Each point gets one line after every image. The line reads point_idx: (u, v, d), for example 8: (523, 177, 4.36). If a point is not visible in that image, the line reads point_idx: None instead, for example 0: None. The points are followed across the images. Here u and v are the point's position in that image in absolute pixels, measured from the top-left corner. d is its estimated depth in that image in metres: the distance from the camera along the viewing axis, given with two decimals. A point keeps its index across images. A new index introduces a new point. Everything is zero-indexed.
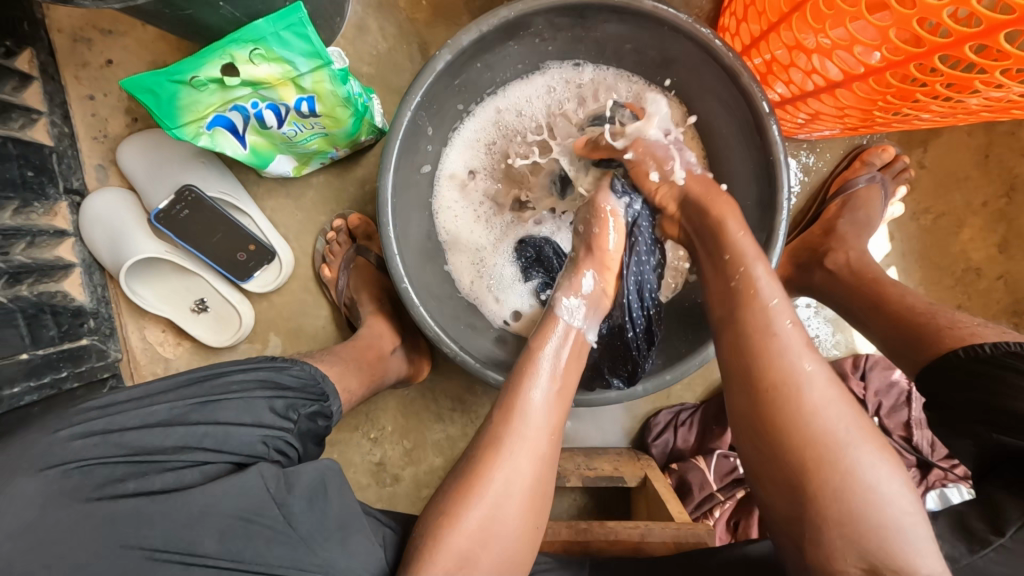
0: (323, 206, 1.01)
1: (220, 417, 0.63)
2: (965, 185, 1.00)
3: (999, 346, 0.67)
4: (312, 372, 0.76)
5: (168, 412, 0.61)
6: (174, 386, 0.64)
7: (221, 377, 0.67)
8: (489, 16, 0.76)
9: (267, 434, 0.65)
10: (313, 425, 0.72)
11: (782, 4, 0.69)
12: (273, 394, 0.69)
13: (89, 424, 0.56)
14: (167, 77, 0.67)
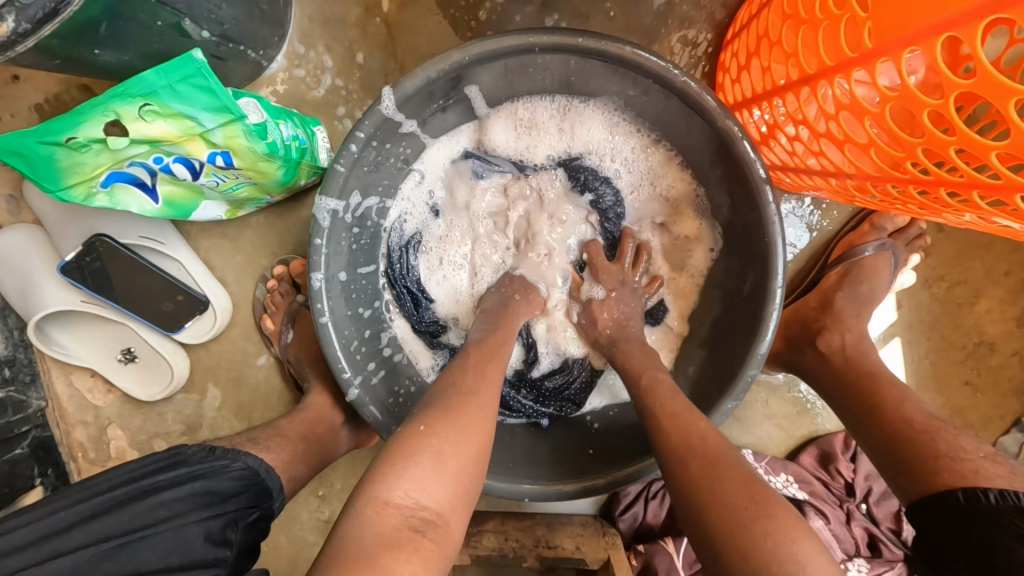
0: (265, 248, 0.90)
1: (135, 561, 0.54)
2: (988, 250, 0.88)
3: (1006, 497, 0.58)
4: (250, 468, 0.65)
5: (74, 563, 0.53)
6: (86, 521, 0.57)
7: (147, 501, 0.59)
8: (439, 60, 0.63)
9: (191, 569, 0.55)
10: (253, 534, 0.64)
11: (791, 67, 0.56)
12: (207, 511, 0.60)
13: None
14: (36, 138, 0.55)
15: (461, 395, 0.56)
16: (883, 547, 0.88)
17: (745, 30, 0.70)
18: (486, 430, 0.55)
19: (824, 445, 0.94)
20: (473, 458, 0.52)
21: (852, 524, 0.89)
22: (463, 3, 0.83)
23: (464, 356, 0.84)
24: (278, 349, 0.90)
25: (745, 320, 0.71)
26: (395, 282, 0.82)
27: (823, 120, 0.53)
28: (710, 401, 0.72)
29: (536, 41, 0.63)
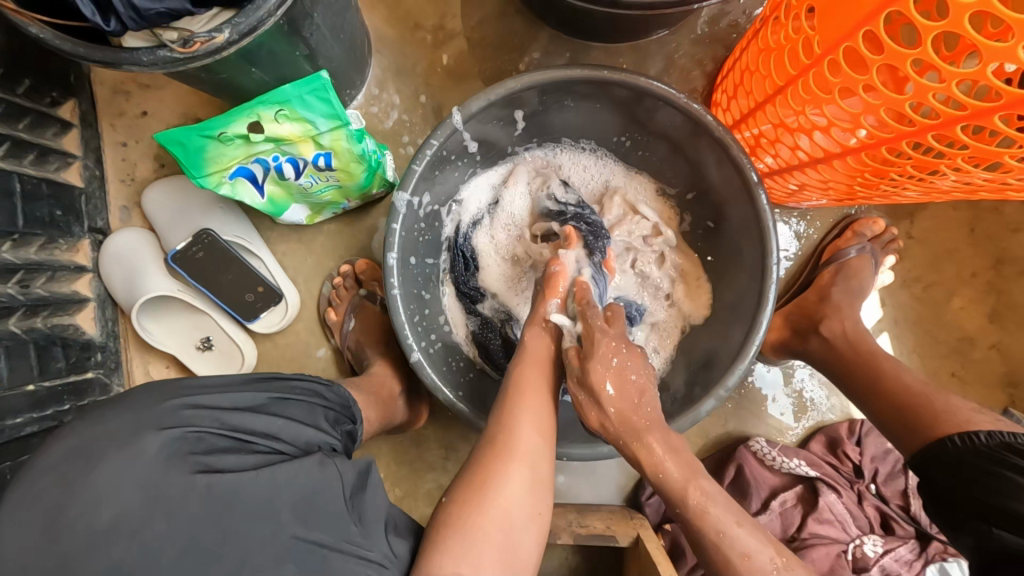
0: (333, 252, 1.05)
1: (290, 414, 0.66)
2: (955, 255, 1.03)
3: (995, 437, 0.69)
4: (345, 395, 0.79)
5: (252, 401, 0.64)
6: (250, 381, 0.68)
7: (285, 381, 0.71)
8: (498, 87, 0.82)
9: (324, 437, 0.68)
10: (348, 443, 0.75)
11: (767, 85, 0.75)
12: (325, 405, 0.73)
13: (195, 398, 0.60)
14: (197, 132, 0.72)
15: (500, 429, 0.66)
16: (896, 524, 0.94)
17: (731, 70, 0.90)
18: (527, 454, 0.64)
19: (830, 432, 1.03)
20: (530, 490, 0.63)
21: (866, 503, 0.96)
22: (507, 58, 1.05)
23: (491, 327, 0.98)
24: (337, 338, 1.02)
25: (750, 296, 0.85)
26: (450, 273, 0.98)
27: (795, 118, 0.70)
28: (724, 367, 0.84)
29: (571, 73, 0.82)
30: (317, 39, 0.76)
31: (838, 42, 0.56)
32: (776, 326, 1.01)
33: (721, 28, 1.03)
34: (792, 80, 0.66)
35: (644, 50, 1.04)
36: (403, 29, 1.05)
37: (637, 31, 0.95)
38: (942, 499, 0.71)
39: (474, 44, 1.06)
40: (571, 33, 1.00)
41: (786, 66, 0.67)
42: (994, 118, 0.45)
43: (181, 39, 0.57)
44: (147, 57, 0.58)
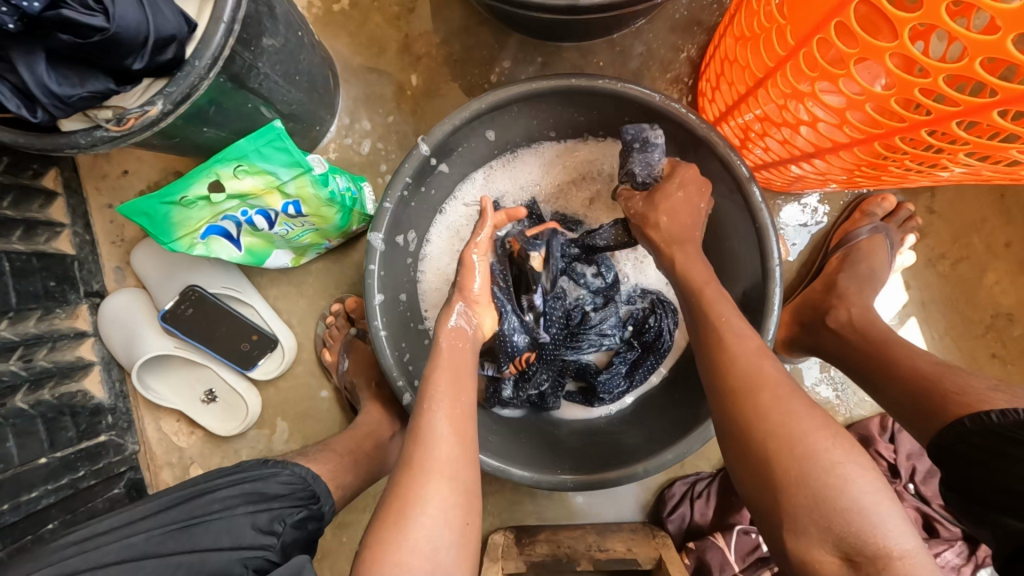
0: (323, 290, 1.04)
1: (196, 544, 0.64)
2: (983, 226, 0.94)
3: (1009, 415, 0.61)
4: (299, 476, 0.76)
5: (143, 546, 0.64)
6: (156, 513, 0.68)
7: (202, 498, 0.69)
8: (461, 110, 0.79)
9: (244, 556, 0.64)
10: (302, 532, 0.72)
11: (748, 78, 0.68)
12: (255, 507, 0.70)
13: (73, 564, 0.62)
14: (159, 200, 0.71)
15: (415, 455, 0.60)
16: (940, 525, 0.88)
17: (712, 60, 0.84)
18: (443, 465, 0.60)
19: (860, 430, 0.96)
20: (457, 529, 0.57)
21: (904, 505, 0.89)
22: (477, 71, 1.01)
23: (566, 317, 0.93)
24: (336, 377, 1.00)
25: (754, 302, 0.79)
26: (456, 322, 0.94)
27: (779, 112, 0.64)
28: None
29: (537, 86, 0.78)
30: (268, 87, 0.73)
31: (811, 34, 0.50)
32: (788, 324, 0.95)
33: (701, 10, 0.96)
34: (770, 73, 0.60)
35: (620, 45, 0.98)
36: (369, 55, 1.02)
37: (607, 27, 0.90)
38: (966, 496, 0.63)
39: (441, 61, 1.02)
40: (540, 37, 0.95)
41: (763, 57, 0.61)
42: (995, 113, 0.39)
43: (116, 116, 0.56)
44: (86, 139, 0.57)
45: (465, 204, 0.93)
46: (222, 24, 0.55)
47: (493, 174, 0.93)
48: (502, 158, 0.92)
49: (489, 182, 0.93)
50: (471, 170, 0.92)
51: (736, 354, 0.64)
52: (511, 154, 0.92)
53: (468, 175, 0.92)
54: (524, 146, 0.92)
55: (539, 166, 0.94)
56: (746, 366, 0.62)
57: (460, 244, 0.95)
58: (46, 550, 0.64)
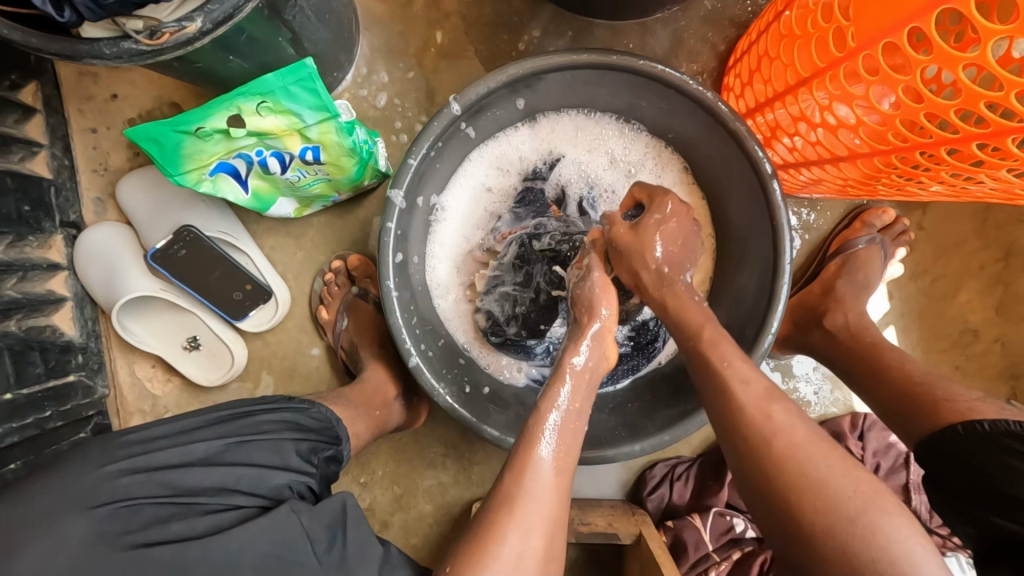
0: (323, 246, 1.00)
1: (251, 459, 0.61)
2: (963, 247, 1.00)
3: (999, 425, 0.67)
4: (328, 415, 0.73)
5: (206, 450, 0.59)
6: (210, 424, 0.63)
7: (251, 417, 0.66)
8: (497, 73, 0.76)
9: (293, 478, 0.62)
10: (329, 470, 0.70)
11: (789, 76, 0.69)
12: (299, 436, 0.67)
13: (134, 460, 0.56)
14: (172, 127, 0.66)
15: (516, 490, 0.58)
16: None
17: (747, 54, 0.84)
18: (539, 504, 0.57)
19: (832, 427, 1.02)
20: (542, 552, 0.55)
21: None
22: (505, 37, 0.98)
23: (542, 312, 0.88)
24: (331, 337, 0.98)
25: (757, 298, 0.82)
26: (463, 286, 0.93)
27: (817, 112, 0.66)
28: None
29: (576, 58, 0.77)
30: (300, 22, 0.69)
31: (880, 36, 0.51)
32: (782, 321, 0.99)
33: (733, 6, 0.97)
34: (818, 73, 0.61)
35: (651, 30, 0.98)
36: (394, 5, 0.98)
37: (644, 9, 0.89)
38: (949, 494, 0.69)
39: (469, 22, 0.98)
40: (575, 11, 0.93)
41: (812, 56, 0.63)
42: None
43: (148, 28, 0.51)
44: (110, 50, 0.52)
45: (490, 166, 0.92)
46: None
47: (520, 140, 0.92)
48: (534, 124, 0.91)
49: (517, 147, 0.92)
50: (499, 132, 0.90)
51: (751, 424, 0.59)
52: (545, 119, 0.91)
53: (496, 137, 0.91)
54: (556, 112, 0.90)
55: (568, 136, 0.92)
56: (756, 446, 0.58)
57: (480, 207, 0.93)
58: (85, 445, 0.57)
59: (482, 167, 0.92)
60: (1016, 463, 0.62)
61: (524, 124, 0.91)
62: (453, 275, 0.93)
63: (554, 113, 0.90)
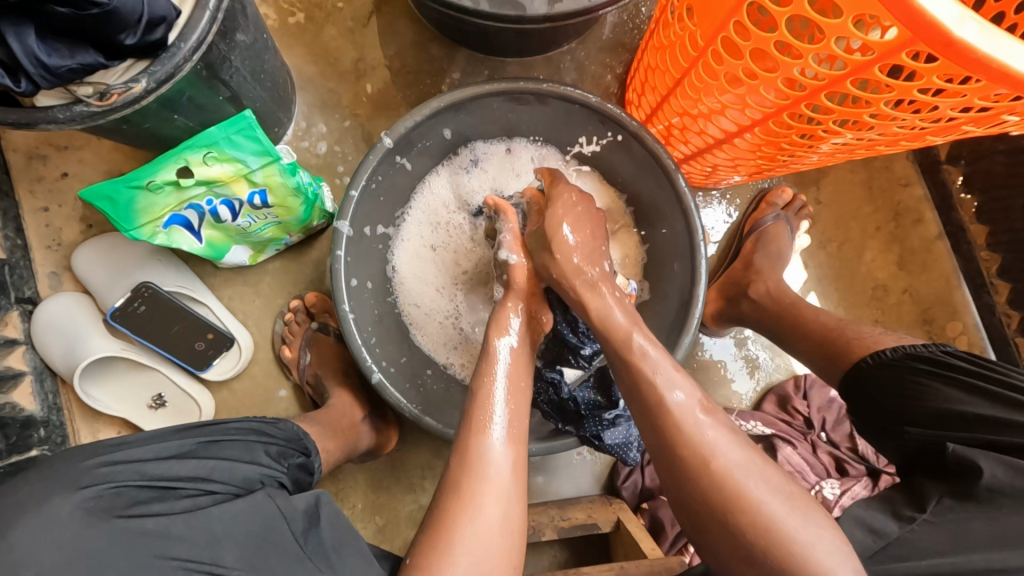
0: (281, 290, 1.05)
1: (223, 455, 0.66)
2: (858, 215, 1.14)
3: (900, 350, 0.77)
4: (294, 429, 0.79)
5: (177, 449, 0.63)
6: (176, 431, 0.66)
7: (219, 424, 0.70)
8: (421, 108, 0.86)
9: (264, 472, 0.68)
10: (298, 475, 0.75)
11: (667, 79, 0.82)
12: (266, 440, 0.73)
13: (111, 455, 0.58)
14: (124, 184, 0.72)
15: (460, 475, 0.63)
16: (848, 466, 1.01)
17: (637, 70, 0.98)
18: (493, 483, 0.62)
19: (779, 392, 1.10)
20: (503, 522, 0.60)
21: (819, 451, 1.03)
22: (429, 81, 1.10)
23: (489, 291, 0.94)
24: (296, 374, 1.01)
25: (683, 277, 0.91)
26: (417, 308, 0.99)
27: (694, 106, 0.77)
28: (672, 343, 0.89)
29: (489, 88, 0.88)
30: (237, 81, 0.77)
31: (716, 33, 0.63)
32: (714, 300, 1.08)
33: (624, 35, 1.12)
34: (685, 72, 0.73)
35: (558, 62, 1.11)
36: (325, 64, 1.08)
37: (546, 44, 1.02)
38: (867, 418, 0.78)
39: (395, 72, 1.09)
40: (486, 52, 1.05)
41: (678, 60, 0.75)
42: (847, 83, 0.55)
43: (98, 91, 0.58)
44: (64, 114, 0.58)
45: (427, 198, 1.00)
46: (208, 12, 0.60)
47: (451, 172, 1.01)
48: (461, 155, 1.01)
49: (449, 178, 1.01)
50: (431, 167, 0.99)
51: (676, 421, 0.63)
52: (468, 150, 1.01)
53: (429, 171, 1.00)
54: (479, 141, 1.00)
55: (492, 162, 1.02)
56: (693, 434, 0.62)
57: (425, 237, 1.01)
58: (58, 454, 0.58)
59: (419, 199, 1.00)
60: (927, 382, 0.71)
61: (452, 156, 1.00)
62: (409, 301, 0.98)
63: (477, 142, 1.00)
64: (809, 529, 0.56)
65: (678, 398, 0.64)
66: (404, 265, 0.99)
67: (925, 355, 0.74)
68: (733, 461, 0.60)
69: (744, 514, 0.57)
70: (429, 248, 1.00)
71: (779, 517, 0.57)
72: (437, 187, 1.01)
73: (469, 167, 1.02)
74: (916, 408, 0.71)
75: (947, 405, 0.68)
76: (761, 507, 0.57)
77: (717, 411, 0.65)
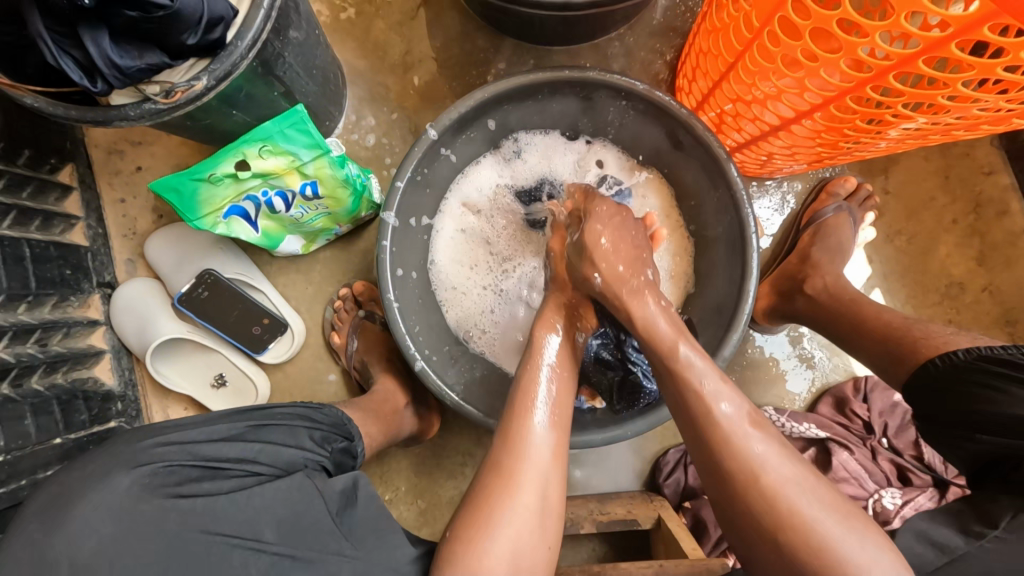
0: (331, 278, 1.09)
1: (270, 438, 0.69)
2: (932, 206, 1.05)
3: (973, 352, 0.70)
4: (340, 415, 0.81)
5: (227, 431, 0.67)
6: (229, 412, 0.70)
7: (267, 408, 0.73)
8: (465, 99, 0.86)
9: (307, 456, 0.70)
10: (342, 458, 0.78)
11: (719, 64, 0.78)
12: (312, 424, 0.75)
13: (167, 435, 0.63)
14: (188, 176, 0.76)
15: (503, 453, 0.67)
16: (912, 474, 0.95)
17: (688, 55, 0.94)
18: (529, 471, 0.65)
19: (836, 393, 1.04)
20: (538, 513, 0.63)
21: (879, 458, 0.97)
22: (475, 72, 1.10)
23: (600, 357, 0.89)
24: (344, 359, 1.04)
25: (733, 270, 0.87)
26: (458, 298, 1.00)
27: (748, 91, 0.74)
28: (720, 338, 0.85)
29: (534, 77, 0.86)
30: (291, 77, 0.80)
31: (773, 14, 0.60)
32: (767, 295, 1.03)
33: (675, 18, 1.08)
34: (739, 55, 0.70)
35: (605, 49, 1.09)
36: (374, 58, 1.10)
37: (593, 31, 1.00)
38: (932, 424, 0.72)
39: (441, 63, 1.10)
40: (532, 41, 1.04)
41: (732, 43, 0.71)
42: (919, 63, 0.51)
43: (164, 90, 0.62)
44: (134, 111, 0.63)
45: (471, 189, 1.01)
46: (262, 10, 0.63)
47: (494, 162, 1.01)
48: (505, 146, 1.00)
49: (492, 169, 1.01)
50: (474, 157, 0.99)
51: (726, 432, 0.62)
52: (513, 141, 1.00)
53: (472, 160, 1.00)
54: (523, 131, 0.99)
55: (535, 153, 1.02)
56: (741, 444, 0.61)
57: (466, 228, 1.02)
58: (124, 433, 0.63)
59: (462, 189, 1.01)
60: (1002, 387, 0.65)
61: (496, 146, 1.00)
62: (450, 291, 1.00)
63: (522, 132, 0.99)
64: (850, 540, 0.56)
65: (724, 407, 0.64)
66: (446, 256, 1.00)
67: (1001, 358, 0.68)
68: (784, 476, 0.59)
69: (797, 534, 0.56)
70: (470, 239, 1.01)
71: (835, 535, 0.56)
72: (480, 178, 1.01)
73: (513, 158, 1.01)
74: (987, 416, 0.66)
75: (1023, 415, 0.63)
76: (815, 526, 0.56)
77: (767, 423, 0.64)
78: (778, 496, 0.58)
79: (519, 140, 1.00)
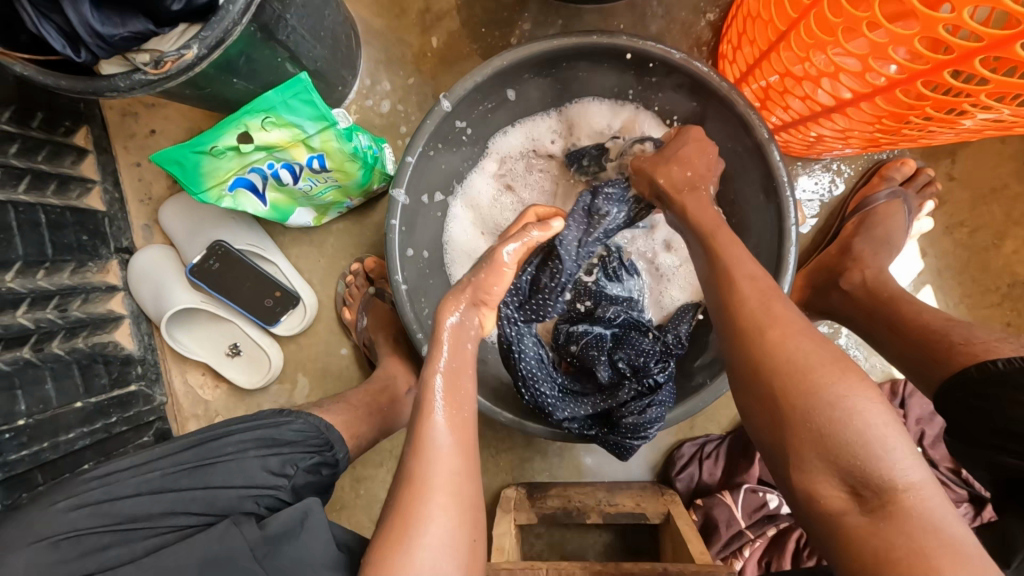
0: (343, 251, 1.06)
1: (208, 481, 0.68)
2: (1002, 196, 0.94)
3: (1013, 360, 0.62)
4: (314, 424, 0.78)
5: (157, 481, 0.67)
6: (171, 452, 0.70)
7: (217, 440, 0.72)
8: (482, 67, 0.79)
9: (254, 495, 0.68)
10: (315, 475, 0.75)
11: (769, 32, 0.68)
12: (268, 451, 0.72)
13: (87, 494, 0.64)
14: (190, 149, 0.73)
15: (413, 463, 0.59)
16: (945, 488, 0.89)
17: (735, 18, 0.83)
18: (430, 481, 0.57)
19: None
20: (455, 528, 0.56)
21: None
22: (497, 33, 1.01)
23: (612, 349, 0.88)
24: (356, 335, 1.03)
25: (767, 263, 0.80)
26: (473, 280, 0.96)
27: (800, 66, 0.64)
28: None
29: (559, 43, 0.78)
30: (296, 41, 0.75)
31: None
32: (802, 288, 0.96)
33: None
34: (792, 24, 0.60)
35: (642, 8, 0.98)
36: (390, 16, 1.03)
37: None
38: (968, 443, 0.66)
39: (462, 23, 1.02)
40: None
41: (785, 9, 0.62)
42: (1016, 46, 0.42)
43: (153, 59, 0.58)
44: (125, 82, 0.59)
45: (496, 161, 0.95)
46: None
47: (523, 134, 0.94)
48: (535, 118, 0.93)
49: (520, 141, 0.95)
50: (498, 127, 0.93)
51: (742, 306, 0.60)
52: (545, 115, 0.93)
53: (497, 131, 0.93)
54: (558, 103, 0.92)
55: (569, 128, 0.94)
56: (780, 349, 0.56)
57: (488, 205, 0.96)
58: (55, 486, 0.65)
59: (486, 161, 0.95)
60: None
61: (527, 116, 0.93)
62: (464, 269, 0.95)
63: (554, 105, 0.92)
64: (926, 490, 0.49)
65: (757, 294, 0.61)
66: (462, 232, 0.95)
67: None
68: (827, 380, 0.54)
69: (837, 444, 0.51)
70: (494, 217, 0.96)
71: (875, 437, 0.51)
72: (506, 150, 0.95)
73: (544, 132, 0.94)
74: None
75: None
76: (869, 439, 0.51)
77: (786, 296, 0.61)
78: (832, 422, 0.52)
79: (551, 116, 0.93)
